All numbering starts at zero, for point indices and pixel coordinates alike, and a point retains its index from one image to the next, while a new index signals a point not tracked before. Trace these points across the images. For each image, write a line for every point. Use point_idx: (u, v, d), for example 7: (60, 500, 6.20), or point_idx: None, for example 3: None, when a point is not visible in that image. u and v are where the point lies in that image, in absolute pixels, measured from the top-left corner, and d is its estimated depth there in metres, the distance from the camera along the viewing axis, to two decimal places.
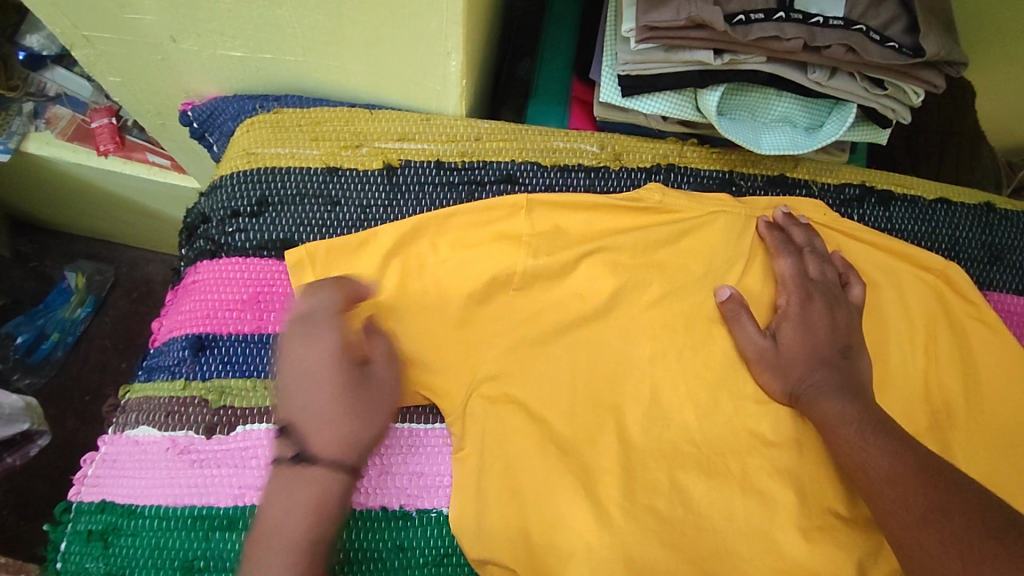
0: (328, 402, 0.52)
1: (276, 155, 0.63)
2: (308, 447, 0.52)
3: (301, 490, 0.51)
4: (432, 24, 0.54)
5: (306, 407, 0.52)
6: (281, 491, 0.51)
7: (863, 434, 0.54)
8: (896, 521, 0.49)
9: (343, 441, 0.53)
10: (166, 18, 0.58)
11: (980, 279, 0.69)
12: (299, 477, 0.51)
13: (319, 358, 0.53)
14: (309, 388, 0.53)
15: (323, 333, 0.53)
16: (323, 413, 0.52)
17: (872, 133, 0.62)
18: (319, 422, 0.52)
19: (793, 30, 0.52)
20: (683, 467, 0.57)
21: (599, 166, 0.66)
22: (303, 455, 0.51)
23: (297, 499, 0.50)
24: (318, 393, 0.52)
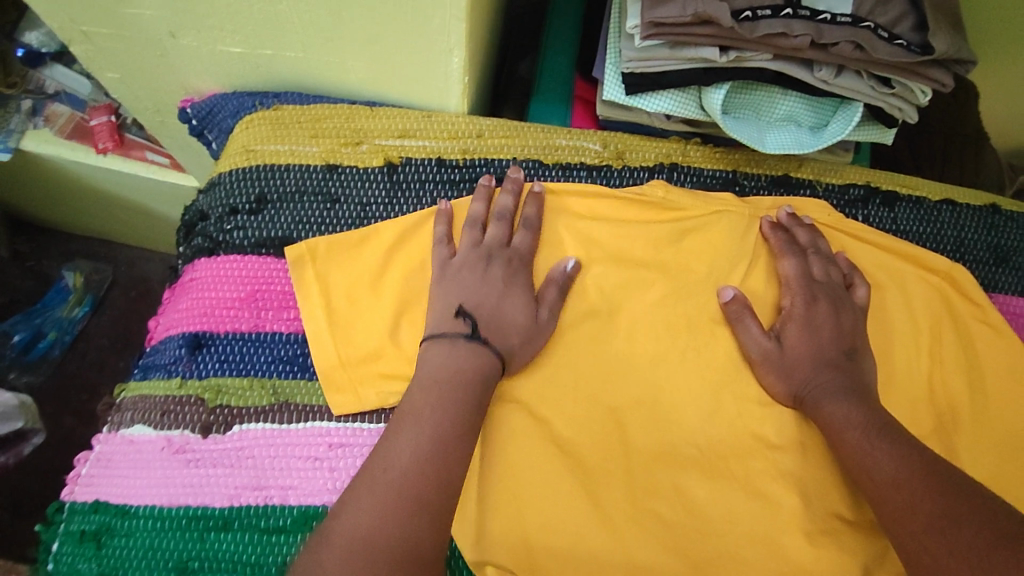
0: (523, 321, 0.55)
1: (276, 152, 0.62)
2: (489, 334, 0.54)
3: (464, 363, 0.52)
4: (435, 20, 0.53)
5: (496, 309, 0.55)
6: (446, 360, 0.52)
7: (867, 437, 0.53)
8: (903, 526, 0.48)
9: (512, 344, 0.54)
10: (165, 14, 0.57)
11: (986, 281, 0.68)
12: (479, 355, 0.52)
13: (525, 285, 0.57)
14: (500, 296, 0.56)
15: (523, 267, 0.58)
16: (507, 320, 0.55)
17: (878, 133, 0.62)
18: (505, 328, 0.54)
19: (801, 27, 0.51)
20: (685, 470, 0.56)
21: (601, 165, 0.65)
22: (477, 335, 0.53)
23: (455, 368, 0.51)
24: (516, 303, 0.56)
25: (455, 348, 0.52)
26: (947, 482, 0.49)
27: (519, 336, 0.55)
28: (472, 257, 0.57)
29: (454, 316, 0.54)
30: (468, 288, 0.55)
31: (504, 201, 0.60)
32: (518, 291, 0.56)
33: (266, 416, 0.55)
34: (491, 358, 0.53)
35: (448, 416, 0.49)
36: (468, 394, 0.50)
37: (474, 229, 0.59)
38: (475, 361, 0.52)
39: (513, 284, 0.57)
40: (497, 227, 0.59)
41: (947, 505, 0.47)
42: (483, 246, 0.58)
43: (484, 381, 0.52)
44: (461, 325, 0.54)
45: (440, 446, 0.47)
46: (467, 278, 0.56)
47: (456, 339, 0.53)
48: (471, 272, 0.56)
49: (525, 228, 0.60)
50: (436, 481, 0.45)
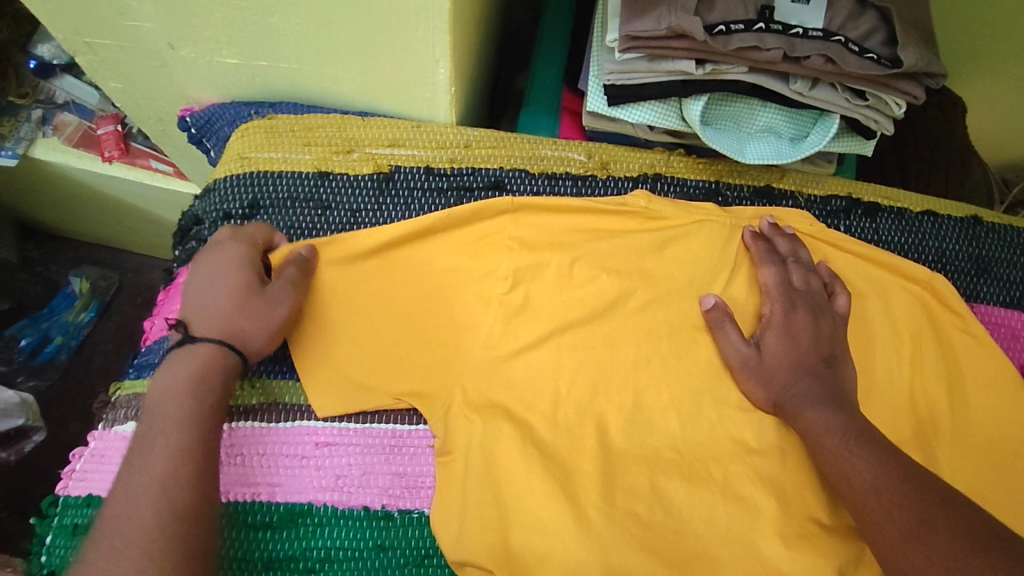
0: (237, 296, 0.55)
1: (270, 160, 0.64)
2: (202, 330, 0.54)
3: (185, 367, 0.52)
4: (420, 31, 0.55)
5: (214, 301, 0.55)
6: (169, 375, 0.52)
7: (842, 443, 0.54)
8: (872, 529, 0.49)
9: (232, 322, 0.54)
10: (163, 25, 0.60)
11: (967, 292, 0.69)
12: (202, 355, 0.53)
13: (239, 264, 0.56)
14: (211, 286, 0.55)
15: (234, 245, 0.57)
16: (215, 303, 0.54)
17: (857, 144, 0.63)
18: (216, 312, 0.54)
19: (773, 41, 0.53)
20: (664, 473, 0.57)
21: (586, 175, 0.67)
22: (190, 338, 0.54)
23: (171, 379, 0.51)
24: (225, 286, 0.55)
25: (179, 358, 0.52)
26: (923, 487, 0.50)
27: (243, 315, 0.55)
28: (189, 266, 0.57)
29: (175, 329, 0.55)
30: (187, 295, 0.56)
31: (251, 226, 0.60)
32: (227, 275, 0.55)
33: (256, 415, 0.58)
34: (217, 350, 0.53)
35: (167, 433, 0.48)
36: (190, 396, 0.50)
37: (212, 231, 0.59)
38: (193, 361, 0.52)
39: (221, 269, 0.56)
40: (214, 234, 0.59)
41: (926, 511, 0.48)
42: (199, 253, 0.58)
43: (210, 372, 0.52)
44: (179, 335, 0.54)
45: (166, 458, 0.47)
46: (183, 291, 0.56)
47: (180, 349, 0.53)
48: (192, 275, 0.56)
49: (254, 226, 0.60)
50: (167, 493, 0.45)
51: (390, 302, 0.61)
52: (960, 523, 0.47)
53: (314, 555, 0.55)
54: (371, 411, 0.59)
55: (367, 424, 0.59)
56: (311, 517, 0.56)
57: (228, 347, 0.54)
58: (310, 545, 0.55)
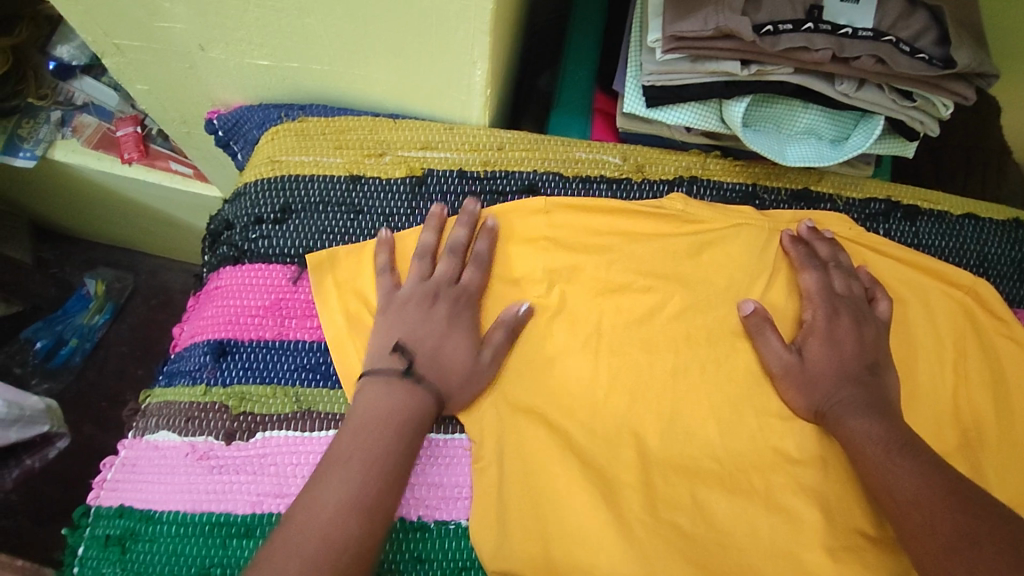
0: (460, 361, 0.56)
1: (301, 163, 0.63)
2: (424, 374, 0.54)
3: (399, 402, 0.53)
4: (459, 33, 0.54)
5: (436, 351, 0.56)
6: (379, 398, 0.53)
7: (892, 455, 0.52)
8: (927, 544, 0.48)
9: (449, 385, 0.55)
10: (194, 27, 0.59)
11: (1011, 296, 0.68)
12: (410, 396, 0.53)
13: (468, 325, 0.57)
14: (447, 333, 0.56)
15: (467, 307, 0.58)
16: (449, 359, 0.55)
17: (899, 146, 0.62)
18: (441, 368, 0.55)
19: (822, 41, 0.52)
20: (706, 483, 0.56)
21: (621, 178, 0.66)
22: (410, 373, 0.54)
23: (383, 411, 0.52)
24: (457, 343, 0.56)
25: (387, 388, 0.53)
26: (966, 498, 0.48)
27: (456, 379, 0.55)
28: (417, 294, 0.57)
29: (389, 353, 0.55)
30: (405, 324, 0.56)
31: (457, 234, 0.60)
32: (457, 332, 0.57)
33: (289, 423, 0.55)
34: (419, 395, 0.54)
35: (372, 465, 0.49)
36: (398, 434, 0.51)
37: (425, 262, 0.59)
38: (404, 402, 0.53)
39: (453, 325, 0.57)
40: (449, 262, 0.59)
41: (968, 523, 0.47)
42: (433, 283, 0.58)
43: (417, 420, 0.53)
44: (396, 364, 0.55)
45: (370, 483, 0.48)
46: (406, 317, 0.56)
47: (390, 379, 0.54)
48: (416, 308, 0.57)
49: (476, 265, 0.60)
50: (367, 518, 0.47)
51: None
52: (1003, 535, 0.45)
53: None
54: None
55: None
56: None
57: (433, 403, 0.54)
58: None
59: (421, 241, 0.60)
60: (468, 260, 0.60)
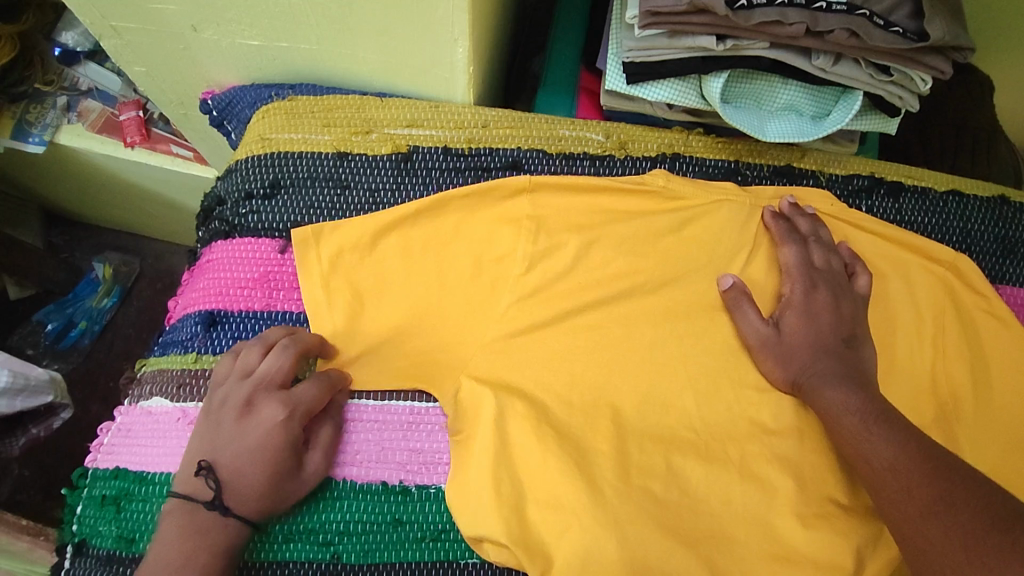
0: (275, 480, 0.52)
1: (290, 140, 0.64)
2: (232, 501, 0.52)
3: (201, 537, 0.50)
4: (439, 11, 0.55)
5: (247, 474, 0.52)
6: (178, 533, 0.50)
7: (866, 424, 0.53)
8: (898, 513, 0.48)
9: (261, 507, 0.52)
10: (186, 7, 0.60)
11: (992, 273, 0.68)
12: (218, 528, 0.51)
13: (292, 437, 0.53)
14: (264, 453, 0.52)
15: (295, 416, 0.54)
16: (260, 479, 0.52)
17: (881, 122, 0.63)
18: (251, 489, 0.52)
19: (796, 15, 0.52)
20: (680, 452, 0.57)
21: (604, 155, 0.67)
22: (216, 504, 0.51)
23: (186, 549, 0.50)
24: (278, 463, 0.52)
25: (191, 517, 0.51)
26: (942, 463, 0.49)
27: (272, 497, 0.52)
28: (236, 402, 0.54)
29: (197, 475, 0.52)
30: (219, 442, 0.53)
31: (304, 339, 0.57)
32: (277, 446, 0.53)
33: None
34: (229, 524, 0.51)
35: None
36: (200, 567, 0.49)
37: (252, 365, 0.55)
38: (211, 532, 0.51)
39: (271, 440, 0.53)
40: (282, 367, 0.55)
41: (944, 488, 0.47)
42: (253, 388, 0.54)
43: (225, 549, 0.51)
44: (203, 486, 0.52)
45: None
46: (220, 431, 0.53)
47: (195, 505, 0.51)
48: (233, 421, 0.53)
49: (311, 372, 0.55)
50: None
51: (408, 283, 0.61)
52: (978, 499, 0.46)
53: (332, 528, 0.56)
54: (389, 389, 0.60)
55: (383, 402, 0.59)
56: (330, 492, 0.56)
57: (243, 526, 0.52)
58: (328, 518, 0.56)
59: (267, 344, 0.57)
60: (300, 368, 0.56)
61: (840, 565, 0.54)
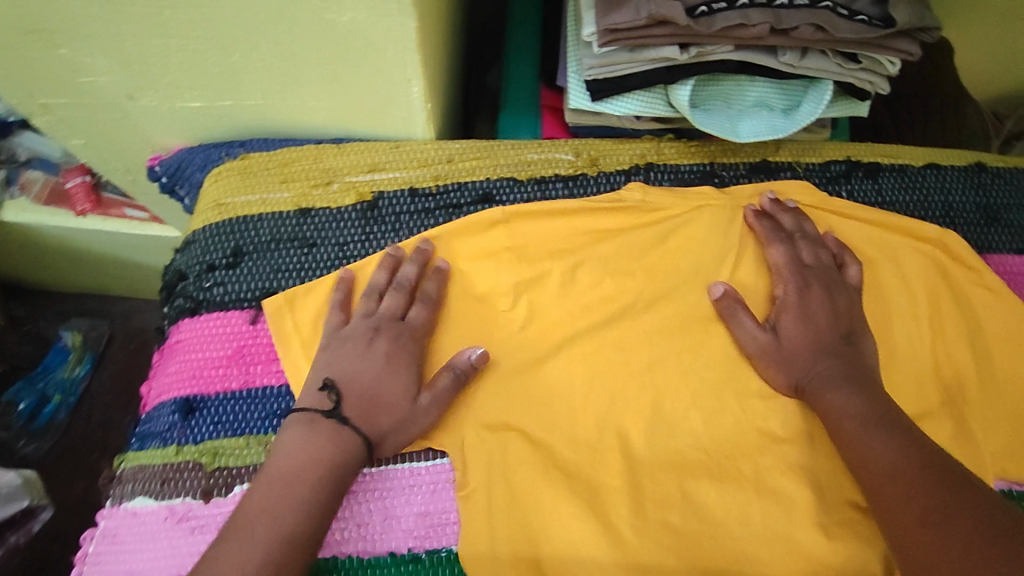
0: (398, 400, 0.53)
1: (247, 203, 0.61)
2: (350, 414, 0.52)
3: (318, 448, 0.50)
4: (388, 53, 0.52)
5: (370, 390, 0.53)
6: (296, 446, 0.50)
7: (867, 428, 0.52)
8: (895, 523, 0.47)
9: (379, 427, 0.52)
10: (119, 76, 0.57)
11: (979, 243, 0.66)
12: (338, 434, 0.51)
13: (412, 362, 0.55)
14: (387, 375, 0.54)
15: (413, 343, 0.56)
16: (383, 400, 0.53)
17: (853, 107, 0.62)
18: (371, 404, 0.53)
19: (759, 15, 0.50)
20: (693, 475, 0.55)
21: (576, 174, 0.64)
22: (334, 413, 0.52)
23: (298, 458, 0.49)
24: (397, 382, 0.54)
25: (311, 425, 0.51)
26: (938, 468, 0.48)
27: (388, 417, 0.53)
28: (360, 329, 0.56)
29: (319, 391, 0.53)
30: (345, 362, 0.54)
31: (406, 271, 0.58)
32: (399, 368, 0.55)
33: None
34: (346, 436, 0.51)
35: (285, 519, 0.46)
36: (314, 478, 0.49)
37: (370, 298, 0.57)
38: (325, 445, 0.50)
39: (398, 358, 0.55)
40: (395, 298, 0.57)
41: (937, 492, 0.46)
42: (373, 317, 0.57)
43: (334, 463, 0.50)
44: (325, 401, 0.53)
45: (271, 535, 0.46)
46: (346, 350, 0.55)
47: (315, 415, 0.52)
48: (357, 343, 0.55)
49: (421, 305, 0.58)
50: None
51: None
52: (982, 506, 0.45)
53: None
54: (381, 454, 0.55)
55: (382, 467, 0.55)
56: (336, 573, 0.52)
57: (358, 435, 0.51)
58: None
59: (373, 281, 0.58)
60: (417, 298, 0.58)
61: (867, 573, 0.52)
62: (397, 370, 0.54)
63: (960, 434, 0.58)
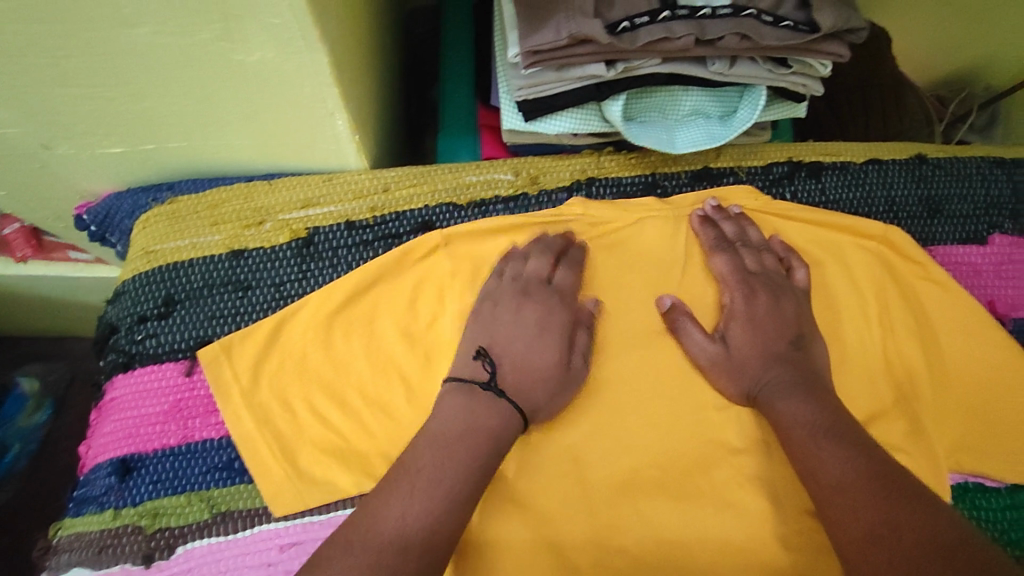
0: (552, 364, 0.54)
1: (177, 249, 0.59)
2: (505, 386, 0.52)
3: (482, 416, 0.50)
4: (307, 89, 0.50)
5: (521, 356, 0.54)
6: (460, 412, 0.50)
7: (816, 438, 0.51)
8: (842, 535, 0.46)
9: (531, 394, 0.52)
10: (29, 128, 0.54)
11: (922, 236, 0.65)
12: (492, 408, 0.50)
13: (562, 326, 0.56)
14: (534, 341, 0.55)
15: (563, 305, 0.57)
16: (534, 366, 0.53)
17: (790, 108, 0.61)
18: (527, 370, 0.53)
19: (682, 28, 0.49)
20: (650, 496, 0.55)
21: (516, 195, 0.63)
22: (492, 384, 0.52)
23: (463, 419, 0.49)
24: (548, 349, 0.54)
25: (472, 397, 0.51)
26: (885, 480, 0.47)
27: (542, 385, 0.53)
28: (505, 294, 0.57)
29: (473, 359, 0.54)
30: (495, 329, 0.55)
31: (552, 236, 0.60)
32: (551, 338, 0.55)
33: (210, 530, 0.52)
34: (502, 408, 0.51)
35: (450, 473, 0.46)
36: (474, 438, 0.48)
37: (513, 264, 0.59)
38: (488, 412, 0.50)
39: (548, 321, 0.56)
40: (537, 262, 0.59)
41: (881, 502, 0.46)
42: (520, 282, 0.57)
43: (493, 430, 0.49)
44: (479, 369, 0.53)
45: (441, 486, 0.45)
46: (497, 319, 0.55)
47: (473, 386, 0.52)
48: (505, 310, 0.56)
49: (565, 267, 0.59)
50: (432, 529, 0.43)
51: (339, 375, 0.57)
52: (925, 519, 0.44)
53: None
54: (329, 500, 0.53)
55: (333, 513, 0.53)
56: None
57: (517, 410, 0.51)
58: None
59: (516, 248, 0.60)
60: (559, 263, 0.59)
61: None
62: (545, 334, 0.55)
63: (914, 431, 0.58)
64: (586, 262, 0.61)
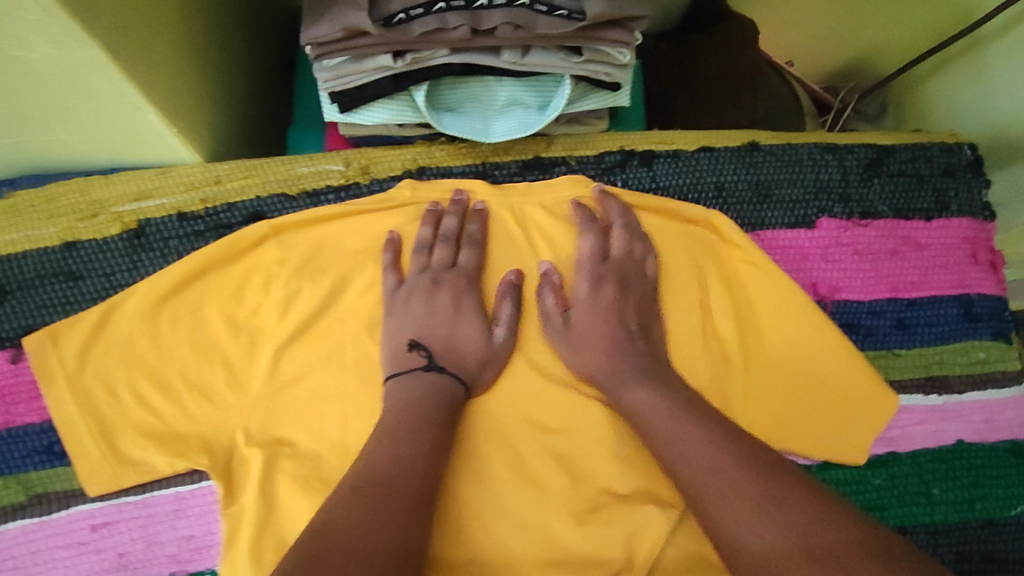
0: (477, 339, 0.58)
1: (10, 241, 0.61)
2: (444, 364, 0.57)
3: (422, 390, 0.55)
4: (104, 84, 0.50)
5: (450, 338, 0.58)
6: (408, 394, 0.54)
7: (684, 425, 0.51)
8: (719, 518, 0.45)
9: (471, 366, 0.57)
10: None
11: (746, 220, 0.67)
12: (438, 381, 0.56)
13: (475, 307, 0.60)
14: (454, 321, 0.59)
15: (472, 287, 0.61)
16: (465, 343, 0.58)
17: (611, 97, 0.62)
18: (455, 348, 0.58)
19: (455, 19, 0.50)
20: (453, 475, 0.56)
21: (347, 184, 0.65)
22: (431, 365, 0.57)
23: (409, 396, 0.54)
24: (470, 324, 0.59)
25: (416, 380, 0.56)
26: (758, 465, 0.47)
27: (472, 356, 0.58)
28: (418, 285, 0.60)
29: (408, 351, 0.58)
30: (417, 319, 0.59)
31: (449, 223, 0.62)
32: (467, 315, 0.59)
33: (26, 511, 0.57)
34: (444, 381, 0.56)
35: (421, 428, 0.52)
36: (429, 407, 0.54)
37: (421, 254, 0.61)
38: (431, 388, 0.55)
39: (462, 300, 0.60)
40: (441, 250, 0.61)
41: (764, 492, 0.45)
42: (429, 272, 0.60)
43: (440, 399, 0.55)
44: (413, 358, 0.57)
45: (416, 441, 0.51)
46: (416, 310, 0.59)
47: (414, 373, 0.56)
48: (421, 299, 0.59)
49: (469, 246, 0.62)
50: (418, 474, 0.49)
51: (158, 361, 0.58)
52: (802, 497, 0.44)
53: None
54: (142, 481, 0.56)
55: (147, 494, 0.57)
56: None
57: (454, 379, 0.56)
58: None
59: (419, 236, 0.62)
60: (462, 243, 0.62)
61: (612, 553, 0.55)
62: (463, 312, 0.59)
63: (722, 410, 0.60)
64: (488, 228, 0.64)
